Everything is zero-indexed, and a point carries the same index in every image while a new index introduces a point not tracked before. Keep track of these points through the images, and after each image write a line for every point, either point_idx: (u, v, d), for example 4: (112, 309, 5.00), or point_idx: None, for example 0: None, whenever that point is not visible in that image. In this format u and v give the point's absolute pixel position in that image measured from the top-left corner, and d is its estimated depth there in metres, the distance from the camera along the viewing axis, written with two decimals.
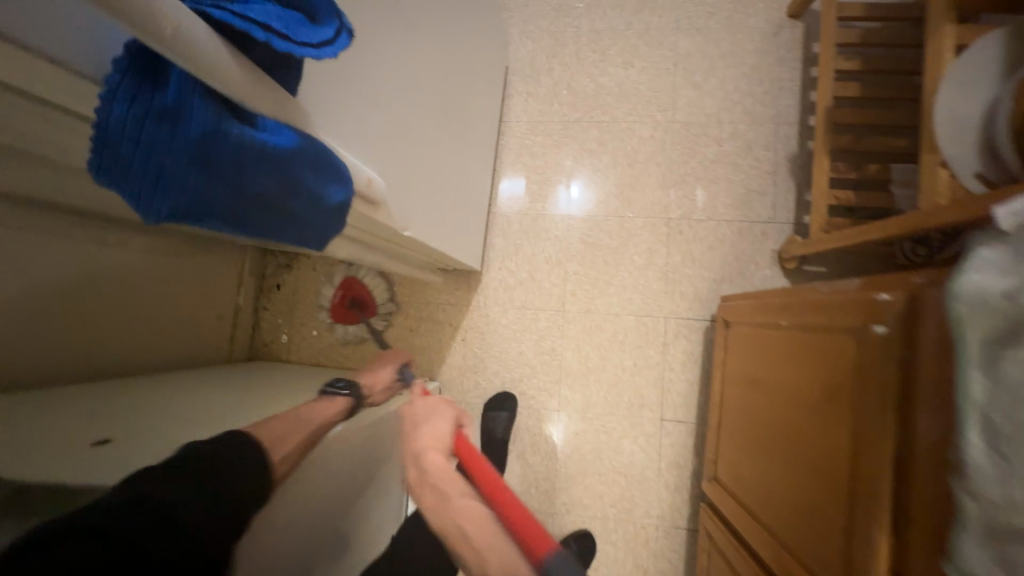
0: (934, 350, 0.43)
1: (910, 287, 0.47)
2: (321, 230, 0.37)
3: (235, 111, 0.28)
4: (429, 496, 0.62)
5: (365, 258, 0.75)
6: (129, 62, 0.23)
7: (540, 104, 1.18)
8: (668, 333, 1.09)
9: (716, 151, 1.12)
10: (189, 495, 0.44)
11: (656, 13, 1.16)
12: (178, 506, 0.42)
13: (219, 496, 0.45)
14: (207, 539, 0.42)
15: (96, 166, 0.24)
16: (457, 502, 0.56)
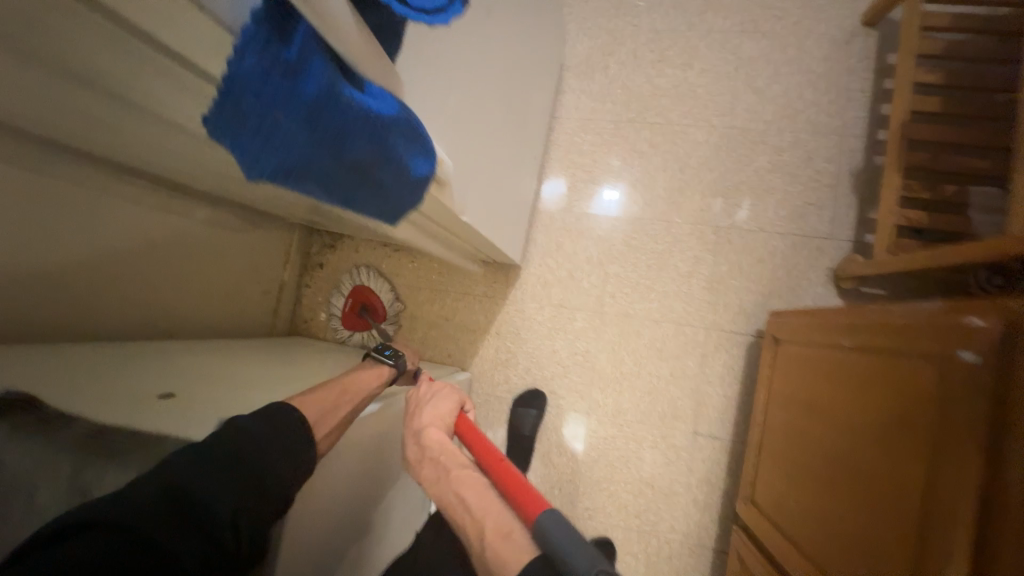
0: None
1: (1006, 313, 0.43)
2: (400, 201, 0.37)
3: (346, 74, 0.28)
4: (430, 471, 0.59)
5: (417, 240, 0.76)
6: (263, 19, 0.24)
7: (593, 102, 1.16)
8: (708, 345, 1.06)
9: (774, 161, 1.08)
10: (226, 482, 0.37)
11: (721, 16, 1.13)
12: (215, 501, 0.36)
13: (270, 496, 0.39)
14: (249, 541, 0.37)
15: (217, 118, 0.24)
16: (457, 475, 0.56)
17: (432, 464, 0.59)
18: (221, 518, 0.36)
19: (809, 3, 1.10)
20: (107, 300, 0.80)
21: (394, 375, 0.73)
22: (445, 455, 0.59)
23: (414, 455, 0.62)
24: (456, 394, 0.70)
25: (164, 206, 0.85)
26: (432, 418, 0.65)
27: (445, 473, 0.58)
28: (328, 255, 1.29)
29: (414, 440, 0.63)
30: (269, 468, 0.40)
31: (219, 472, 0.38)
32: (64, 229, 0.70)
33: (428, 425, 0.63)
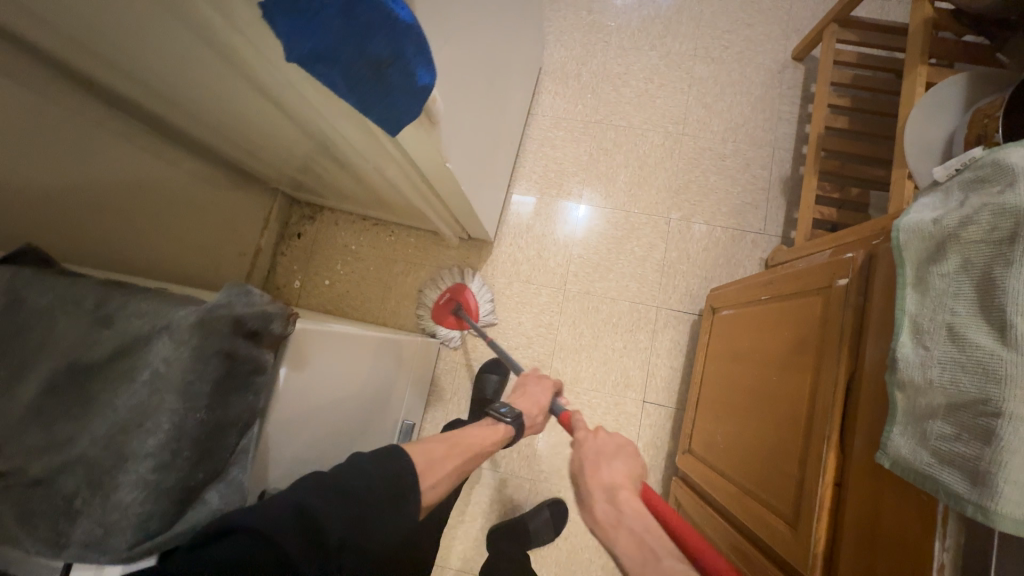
0: (883, 291, 0.51)
1: (870, 248, 0.57)
2: (404, 109, 0.45)
3: None
4: (626, 542, 0.57)
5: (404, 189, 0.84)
6: None
7: (566, 103, 1.30)
8: (658, 322, 1.17)
9: (719, 165, 1.24)
10: (337, 512, 0.43)
11: (678, 41, 1.31)
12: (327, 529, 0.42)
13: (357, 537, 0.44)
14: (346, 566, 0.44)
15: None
16: (669, 563, 0.53)
17: (631, 537, 0.57)
18: (330, 543, 0.42)
19: (749, 37, 1.30)
20: (89, 231, 0.81)
21: (512, 434, 0.75)
22: (647, 530, 0.57)
23: (607, 516, 0.62)
24: (637, 459, 0.71)
25: (155, 150, 0.89)
26: (621, 479, 0.67)
27: (651, 553, 0.54)
28: (307, 225, 1.32)
29: (604, 497, 0.65)
30: (370, 511, 0.45)
31: (340, 504, 0.44)
32: (61, 153, 0.73)
33: (619, 488, 0.65)
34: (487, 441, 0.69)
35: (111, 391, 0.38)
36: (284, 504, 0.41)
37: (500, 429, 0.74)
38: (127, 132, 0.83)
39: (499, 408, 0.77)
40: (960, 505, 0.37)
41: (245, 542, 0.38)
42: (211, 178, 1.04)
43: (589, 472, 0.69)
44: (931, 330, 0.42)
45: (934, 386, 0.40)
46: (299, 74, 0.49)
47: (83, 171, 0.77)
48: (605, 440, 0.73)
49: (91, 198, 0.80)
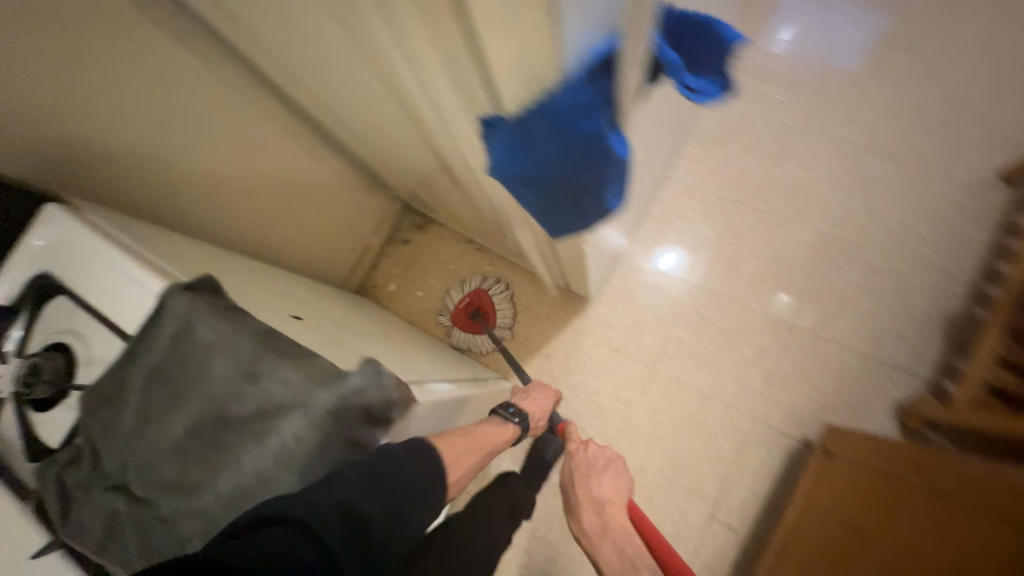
0: None
1: None
2: (583, 226, 0.41)
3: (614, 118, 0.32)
4: (609, 552, 0.71)
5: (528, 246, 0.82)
6: (587, 66, 0.29)
7: (705, 171, 1.20)
8: (751, 436, 1.04)
9: (869, 280, 1.08)
10: (374, 487, 0.38)
11: (853, 132, 1.16)
12: (363, 501, 0.37)
13: (399, 513, 0.39)
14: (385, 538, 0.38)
15: (509, 123, 0.33)
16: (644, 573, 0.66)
17: (611, 544, 0.72)
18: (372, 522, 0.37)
19: (946, 143, 1.12)
20: (236, 215, 0.86)
21: (518, 435, 0.76)
22: (628, 544, 0.71)
23: (595, 525, 0.75)
24: (625, 476, 0.81)
25: (313, 151, 0.92)
26: (611, 493, 0.78)
27: (630, 562, 0.68)
28: (415, 234, 1.36)
29: (592, 509, 0.77)
30: (405, 482, 0.40)
31: (366, 475, 0.38)
32: (229, 143, 0.77)
33: (608, 503, 0.76)
34: (497, 441, 0.69)
35: (236, 445, 0.39)
36: (328, 497, 0.36)
37: (508, 430, 0.73)
38: (300, 136, 0.87)
39: (506, 410, 0.78)
40: None
41: (290, 530, 0.33)
42: (348, 179, 1.08)
43: (580, 480, 0.81)
44: None
45: None
46: (477, 153, 0.48)
47: (245, 162, 0.81)
48: (599, 456, 0.83)
49: (246, 186, 0.85)
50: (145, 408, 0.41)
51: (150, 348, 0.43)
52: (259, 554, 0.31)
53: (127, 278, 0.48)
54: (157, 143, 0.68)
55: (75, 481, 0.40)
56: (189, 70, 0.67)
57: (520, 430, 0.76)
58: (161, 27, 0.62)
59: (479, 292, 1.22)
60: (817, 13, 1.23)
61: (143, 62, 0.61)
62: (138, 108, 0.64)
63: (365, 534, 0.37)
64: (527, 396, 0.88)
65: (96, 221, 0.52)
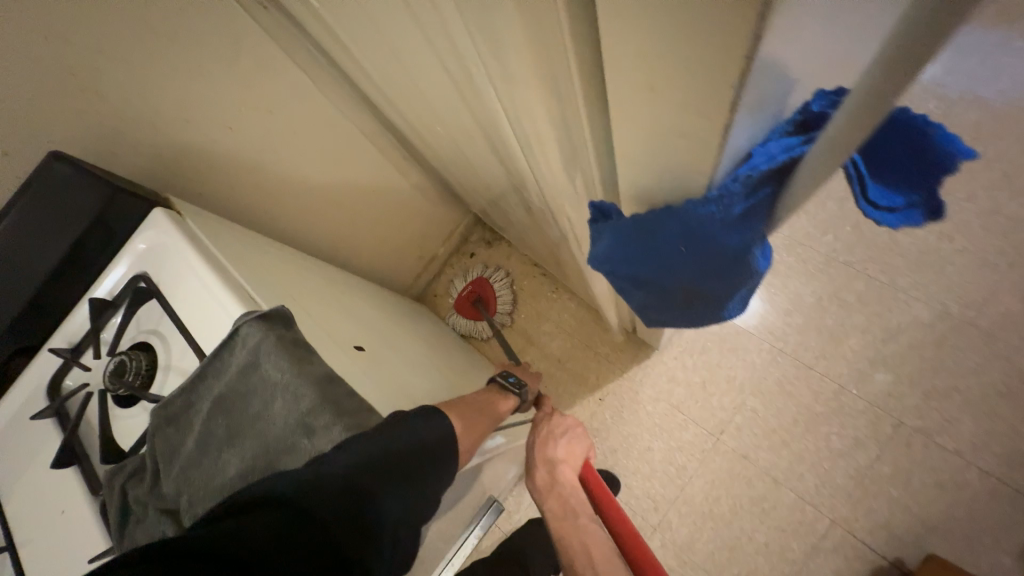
0: None
1: None
2: (688, 322, 0.34)
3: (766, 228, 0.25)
4: (554, 504, 0.62)
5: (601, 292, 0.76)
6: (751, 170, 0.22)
7: (812, 225, 1.05)
8: (827, 541, 0.90)
9: (1011, 387, 0.89)
10: (379, 464, 0.37)
11: (1015, 202, 0.96)
12: (368, 481, 0.36)
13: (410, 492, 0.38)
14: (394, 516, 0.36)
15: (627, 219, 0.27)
16: (584, 522, 0.57)
17: (559, 499, 0.62)
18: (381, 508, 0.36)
19: None
20: (319, 223, 0.88)
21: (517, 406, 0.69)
22: (573, 496, 0.62)
23: (544, 481, 0.66)
24: (585, 443, 0.73)
25: (396, 163, 0.92)
26: (567, 455, 0.69)
27: (570, 513, 0.59)
28: (482, 249, 1.34)
29: (545, 470, 0.68)
30: (416, 456, 0.39)
31: (367, 446, 0.37)
32: (321, 153, 0.78)
33: (559, 462, 0.67)
34: (505, 410, 0.63)
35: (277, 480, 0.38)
36: (332, 474, 0.35)
37: (510, 398, 0.66)
38: (387, 150, 0.88)
39: (506, 378, 0.71)
40: None
41: (274, 511, 0.32)
42: (426, 192, 1.07)
43: (539, 441, 0.72)
44: None
45: None
46: (569, 216, 0.43)
47: (333, 173, 0.83)
48: (562, 423, 0.75)
49: (331, 196, 0.86)
50: (204, 436, 0.41)
51: (221, 375, 0.43)
52: (240, 531, 0.31)
53: (212, 295, 0.49)
54: (260, 153, 0.70)
55: (136, 496, 0.41)
56: (300, 88, 0.69)
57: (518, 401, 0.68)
58: (281, 47, 0.64)
59: (478, 282, 1.23)
60: (979, 55, 1.05)
61: (258, 78, 0.63)
62: (249, 122, 0.66)
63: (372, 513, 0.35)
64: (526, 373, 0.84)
65: (192, 230, 0.54)
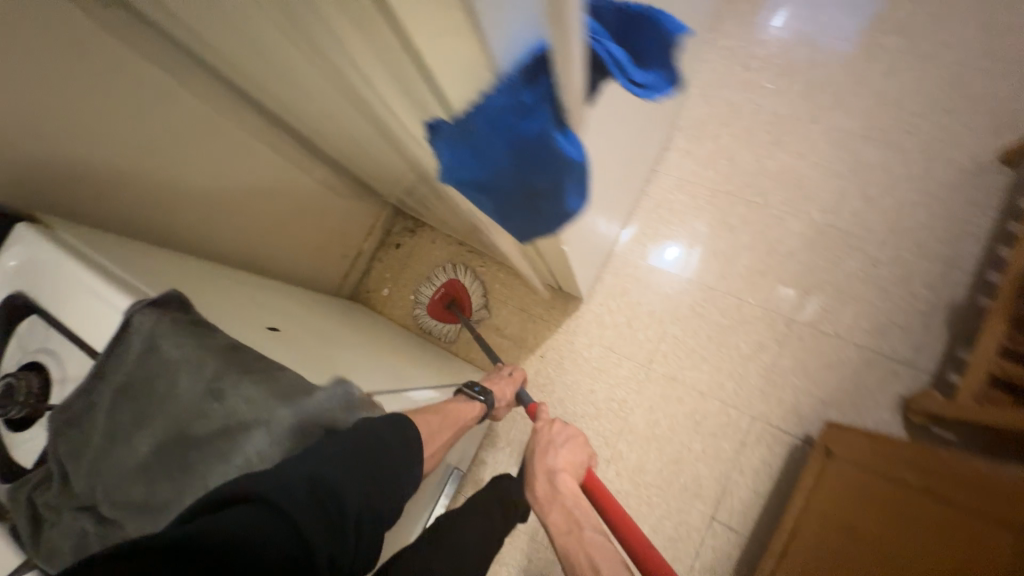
0: None
1: None
2: (543, 228, 0.40)
3: (562, 121, 0.31)
4: (558, 517, 0.64)
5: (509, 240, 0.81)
6: (528, 63, 0.28)
7: (696, 165, 1.18)
8: (750, 435, 1.03)
9: (868, 272, 1.05)
10: (352, 475, 0.39)
11: (849, 118, 1.13)
12: (342, 488, 0.38)
13: (378, 498, 0.41)
14: (370, 527, 0.39)
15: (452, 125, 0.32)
16: (589, 533, 0.61)
17: (561, 511, 0.65)
18: (350, 510, 0.38)
19: (944, 126, 1.09)
20: (224, 229, 0.87)
21: (484, 412, 0.76)
22: (577, 507, 0.64)
23: (545, 492, 0.68)
24: (585, 448, 0.75)
25: (296, 160, 0.92)
26: (567, 463, 0.71)
27: (576, 525, 0.62)
28: (406, 238, 1.35)
29: (545, 478, 0.70)
30: (388, 465, 0.42)
31: (344, 462, 0.39)
32: (208, 155, 0.77)
33: (559, 471, 0.70)
34: (466, 419, 0.70)
35: (205, 440, 0.39)
36: (299, 476, 0.36)
37: (473, 406, 0.74)
38: (283, 148, 0.88)
39: (471, 387, 0.77)
40: None
41: (254, 506, 0.33)
42: (336, 188, 1.07)
43: (539, 451, 0.74)
44: None
45: None
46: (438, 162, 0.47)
47: (227, 177, 0.82)
48: (560, 430, 0.77)
49: (231, 201, 0.85)
50: (111, 426, 0.41)
51: (119, 366, 0.43)
52: (222, 528, 0.31)
53: (96, 298, 0.48)
54: (132, 161, 0.69)
55: (45, 501, 0.40)
56: (167, 92, 0.67)
57: (485, 408, 0.75)
58: (136, 50, 0.62)
59: (451, 283, 1.22)
60: None
61: (111, 82, 0.61)
62: (110, 130, 0.64)
63: (344, 514, 0.37)
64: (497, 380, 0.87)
65: (66, 240, 0.53)
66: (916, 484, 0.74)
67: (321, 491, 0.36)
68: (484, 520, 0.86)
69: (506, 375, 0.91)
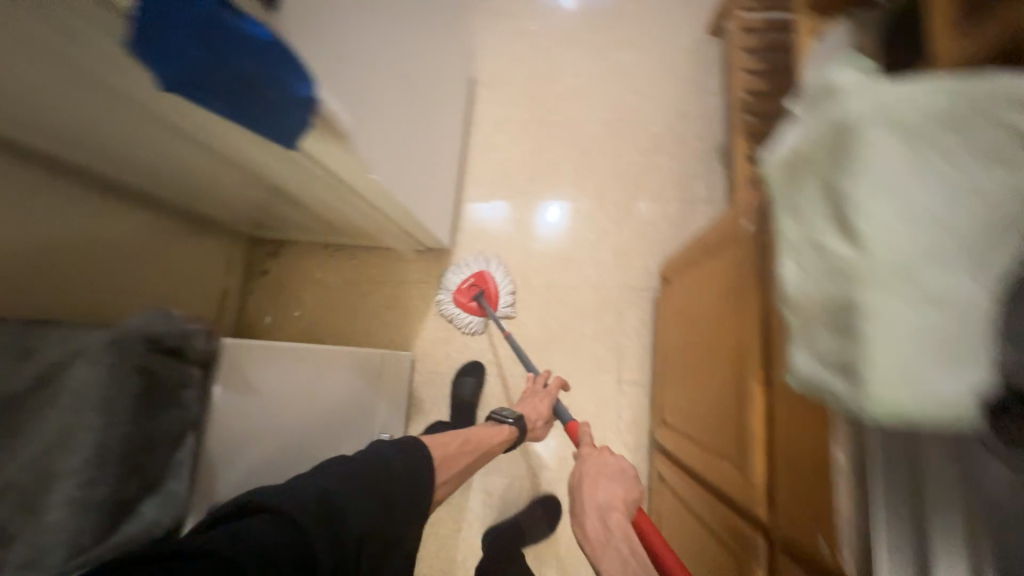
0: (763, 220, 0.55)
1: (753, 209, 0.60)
2: (292, 119, 0.50)
3: (229, 5, 0.40)
4: (611, 562, 0.60)
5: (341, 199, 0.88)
6: None
7: (502, 108, 1.35)
8: (622, 303, 1.20)
9: (657, 145, 1.28)
10: (361, 511, 0.57)
11: (602, 34, 1.38)
12: (352, 518, 0.56)
13: (380, 531, 0.59)
14: (367, 548, 0.57)
15: (135, 32, 0.37)
16: None
17: (612, 553, 0.61)
18: (351, 535, 0.55)
19: (667, 21, 1.37)
20: (54, 292, 0.81)
21: (513, 435, 0.91)
22: (632, 554, 0.60)
23: (597, 533, 0.65)
24: (635, 486, 0.73)
25: (105, 207, 0.88)
26: (615, 499, 0.70)
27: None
28: (271, 262, 1.34)
29: (596, 517, 0.68)
30: (393, 498, 0.62)
31: (360, 497, 0.58)
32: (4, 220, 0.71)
33: (613, 510, 0.68)
34: (490, 439, 0.86)
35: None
36: (317, 496, 0.55)
37: (502, 430, 0.89)
38: (121, 211, 0.92)
39: (501, 412, 0.92)
40: (844, 402, 0.38)
41: (278, 519, 0.51)
42: (167, 227, 1.04)
43: (587, 486, 0.72)
44: (830, 245, 0.39)
45: (835, 301, 0.39)
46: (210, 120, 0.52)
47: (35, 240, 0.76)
48: (610, 463, 0.75)
49: (48, 265, 0.79)
50: None
51: None
52: (257, 528, 0.49)
53: None
54: None
55: None
56: None
57: (514, 431, 0.91)
58: None
59: (480, 274, 1.19)
60: None
61: None
62: None
63: (349, 539, 0.55)
64: (531, 400, 0.99)
65: None
66: (698, 259, 0.84)
67: (335, 519, 0.55)
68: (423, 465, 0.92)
69: (540, 390, 1.01)
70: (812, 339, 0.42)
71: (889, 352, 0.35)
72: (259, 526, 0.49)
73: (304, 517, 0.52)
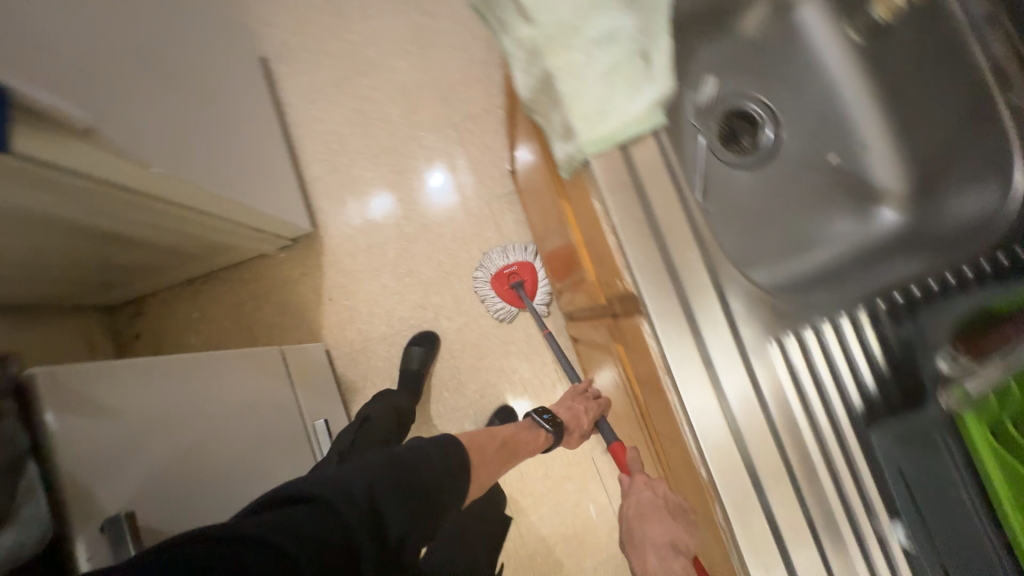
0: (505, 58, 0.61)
1: None
2: None
3: None
4: None
5: (151, 211, 0.85)
6: None
7: (307, 77, 1.31)
8: (495, 214, 1.22)
9: (468, 56, 1.27)
10: (407, 506, 0.52)
11: None
12: (397, 514, 0.51)
13: (426, 518, 0.54)
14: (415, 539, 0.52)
15: None
16: None
17: None
18: (394, 533, 0.50)
19: None
20: None
21: (550, 442, 0.77)
22: None
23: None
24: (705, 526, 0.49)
25: None
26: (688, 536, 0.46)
27: None
28: (140, 322, 1.25)
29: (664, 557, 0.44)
30: (434, 487, 0.55)
31: (404, 495, 0.52)
32: None
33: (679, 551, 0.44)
34: (523, 448, 0.73)
35: None
36: (361, 493, 0.50)
37: (541, 436, 0.76)
38: None
39: (541, 414, 0.77)
40: (576, 160, 0.44)
41: (319, 512, 0.48)
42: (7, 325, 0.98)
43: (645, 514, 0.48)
44: (523, 40, 0.45)
45: (544, 82, 0.44)
46: None
47: None
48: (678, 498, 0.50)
49: None
50: None
51: None
52: (297, 519, 0.47)
53: None
54: None
55: None
56: None
57: (549, 438, 0.76)
58: None
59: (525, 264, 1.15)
60: None
61: None
62: None
63: (393, 537, 0.50)
64: (575, 404, 0.81)
65: None
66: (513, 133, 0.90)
67: (377, 518, 0.50)
68: (378, 424, 0.91)
69: (591, 400, 0.83)
70: (552, 125, 0.47)
71: (581, 96, 0.41)
72: (301, 517, 0.47)
73: (347, 515, 0.48)
